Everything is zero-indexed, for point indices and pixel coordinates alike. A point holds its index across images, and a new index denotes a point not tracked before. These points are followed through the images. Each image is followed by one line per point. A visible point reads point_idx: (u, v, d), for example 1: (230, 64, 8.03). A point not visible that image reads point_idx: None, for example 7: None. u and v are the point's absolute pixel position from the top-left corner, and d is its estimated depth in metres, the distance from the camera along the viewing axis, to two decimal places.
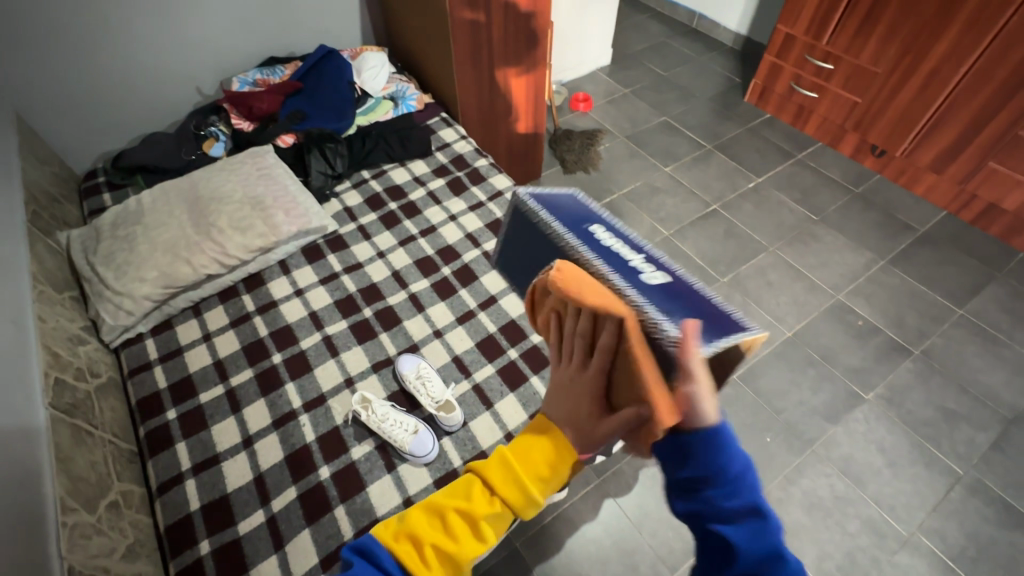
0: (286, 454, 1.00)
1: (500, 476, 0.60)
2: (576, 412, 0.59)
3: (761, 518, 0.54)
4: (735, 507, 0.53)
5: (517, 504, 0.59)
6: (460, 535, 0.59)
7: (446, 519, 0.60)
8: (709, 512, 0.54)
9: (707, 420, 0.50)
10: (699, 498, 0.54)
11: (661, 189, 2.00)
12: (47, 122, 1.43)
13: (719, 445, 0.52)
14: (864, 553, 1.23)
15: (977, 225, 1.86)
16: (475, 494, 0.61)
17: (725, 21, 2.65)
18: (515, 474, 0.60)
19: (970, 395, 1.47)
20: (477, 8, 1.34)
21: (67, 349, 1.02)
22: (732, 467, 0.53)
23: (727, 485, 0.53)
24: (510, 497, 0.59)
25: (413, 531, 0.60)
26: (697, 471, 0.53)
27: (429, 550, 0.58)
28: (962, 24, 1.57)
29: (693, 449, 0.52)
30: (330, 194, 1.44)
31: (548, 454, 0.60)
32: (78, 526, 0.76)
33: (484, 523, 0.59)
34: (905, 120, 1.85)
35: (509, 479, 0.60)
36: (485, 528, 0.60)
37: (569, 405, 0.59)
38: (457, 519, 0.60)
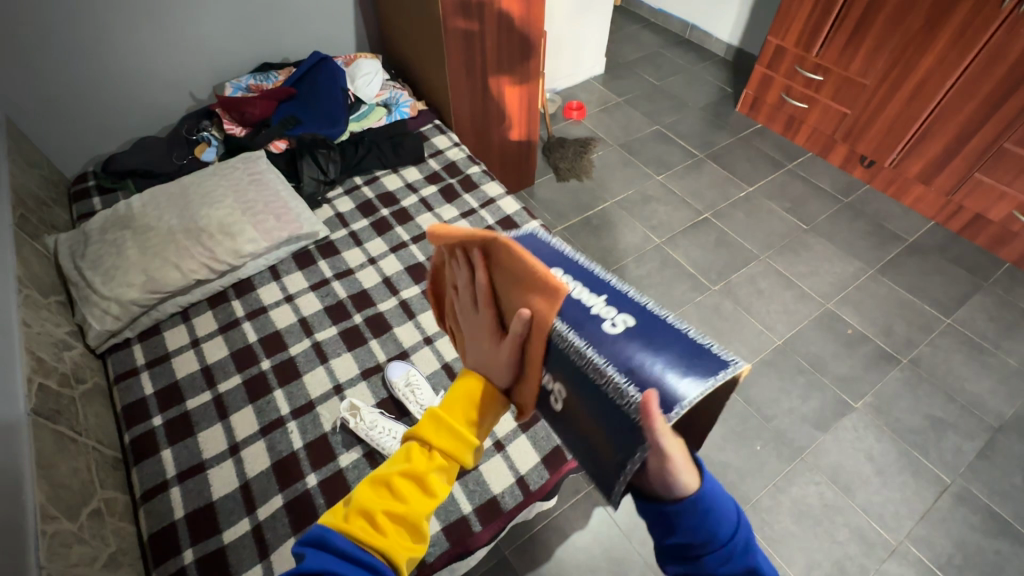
0: (273, 462, 0.99)
1: (436, 434, 0.63)
2: (488, 355, 0.60)
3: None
4: (730, 572, 0.55)
5: (457, 454, 0.62)
6: (409, 496, 0.61)
7: (394, 485, 0.62)
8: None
9: (687, 486, 0.54)
10: (692, 566, 0.56)
11: (654, 198, 2.02)
12: (37, 126, 1.43)
13: (703, 512, 0.55)
14: (852, 562, 1.23)
15: (963, 235, 1.88)
16: (417, 457, 0.63)
17: (718, 32, 2.68)
18: (448, 428, 0.62)
19: (957, 403, 1.49)
20: (471, 16, 1.35)
21: (52, 354, 1.00)
22: (721, 531, 0.55)
23: (717, 551, 0.55)
24: (450, 449, 0.62)
25: (364, 507, 0.61)
26: (687, 540, 0.55)
27: (384, 518, 0.60)
28: (947, 39, 1.60)
29: (679, 521, 0.55)
30: (321, 200, 1.44)
31: (478, 395, 0.62)
32: (58, 535, 0.75)
33: (431, 479, 0.62)
34: (893, 132, 1.87)
35: (445, 434, 0.62)
36: (433, 484, 0.62)
37: (477, 346, 0.60)
38: (404, 484, 0.62)
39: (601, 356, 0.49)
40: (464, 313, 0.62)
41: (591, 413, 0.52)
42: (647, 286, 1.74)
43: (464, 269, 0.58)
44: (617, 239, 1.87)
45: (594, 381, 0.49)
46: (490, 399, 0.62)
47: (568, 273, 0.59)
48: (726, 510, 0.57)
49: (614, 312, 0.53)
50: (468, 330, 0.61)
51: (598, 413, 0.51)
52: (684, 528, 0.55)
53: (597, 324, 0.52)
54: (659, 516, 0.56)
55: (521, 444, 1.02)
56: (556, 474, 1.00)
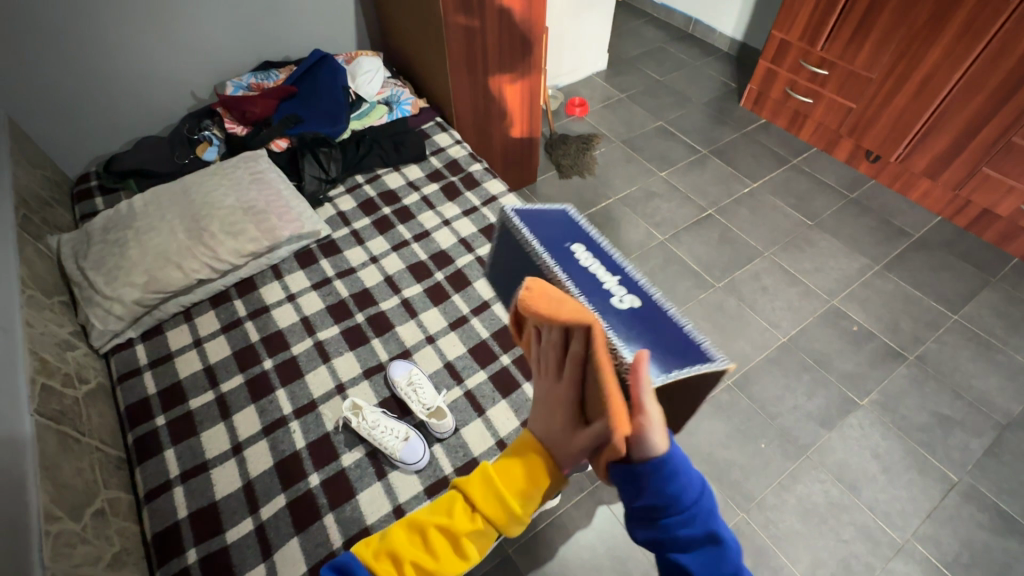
0: (275, 461, 0.99)
1: (481, 494, 0.59)
2: (554, 426, 0.56)
3: (717, 545, 0.55)
4: (692, 535, 0.55)
5: (498, 523, 0.58)
6: (440, 553, 0.59)
7: (428, 537, 0.60)
8: (668, 541, 0.55)
9: (653, 450, 0.52)
10: (657, 529, 0.55)
11: (657, 194, 2.00)
12: (38, 126, 1.43)
13: (668, 475, 0.53)
14: (859, 561, 1.22)
15: (971, 231, 1.87)
16: (457, 512, 0.60)
17: (721, 26, 2.65)
18: (496, 493, 0.58)
19: (965, 400, 1.47)
20: (472, 13, 1.34)
21: (55, 355, 1.00)
22: (685, 494, 0.54)
23: (680, 514, 0.54)
24: (492, 517, 0.58)
25: (393, 550, 0.60)
26: (652, 502, 0.53)
27: (408, 567, 0.58)
28: (955, 32, 1.58)
29: (644, 481, 0.53)
30: (323, 198, 1.44)
31: (533, 465, 0.58)
32: (62, 535, 0.75)
33: (464, 541, 0.59)
34: (900, 126, 1.85)
35: (491, 499, 0.58)
36: (467, 547, 0.59)
37: (544, 419, 0.57)
38: (438, 536, 0.60)
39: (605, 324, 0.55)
40: (546, 373, 0.56)
41: None
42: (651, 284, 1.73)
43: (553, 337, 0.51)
44: (620, 236, 1.87)
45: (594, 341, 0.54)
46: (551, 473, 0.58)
47: (587, 251, 0.65)
48: (693, 476, 0.55)
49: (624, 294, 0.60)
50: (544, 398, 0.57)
51: None
52: (649, 490, 0.53)
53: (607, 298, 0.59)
54: (626, 478, 0.54)
55: None
56: None
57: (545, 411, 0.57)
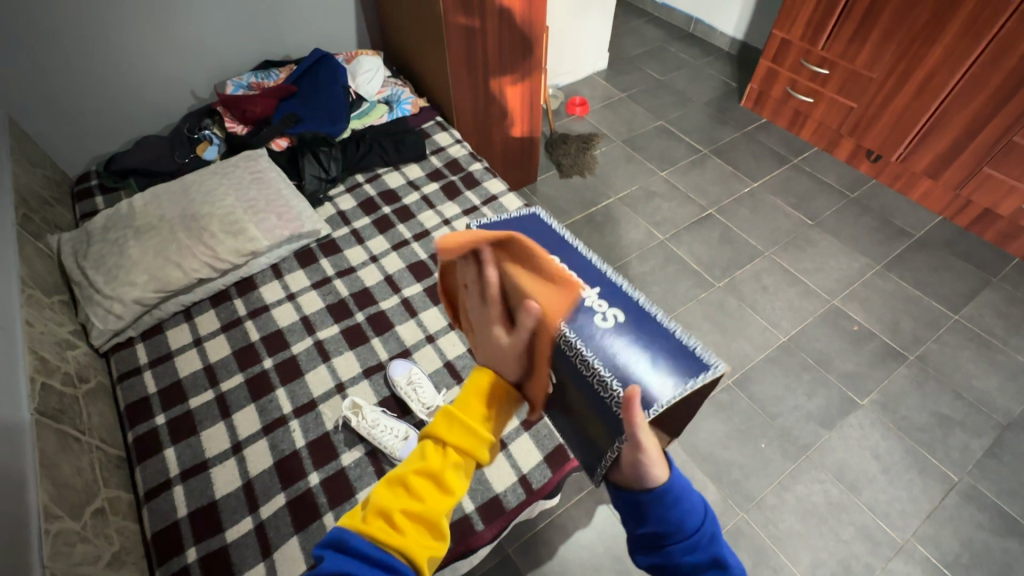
0: (275, 461, 0.99)
1: (449, 431, 0.63)
2: (493, 350, 0.60)
3: (722, 569, 0.58)
4: (696, 561, 0.59)
5: (472, 450, 0.62)
6: (425, 494, 0.61)
7: (410, 483, 0.62)
8: (671, 566, 0.59)
9: (656, 479, 0.58)
10: (660, 556, 0.60)
11: (658, 194, 2.00)
12: (39, 126, 1.43)
13: (670, 502, 0.59)
14: (858, 561, 1.22)
15: (971, 231, 1.86)
16: (431, 455, 0.63)
17: (722, 26, 2.65)
18: (462, 423, 0.62)
19: (965, 401, 1.47)
20: (472, 12, 1.34)
21: (55, 354, 1.00)
22: (687, 521, 0.59)
23: (685, 541, 0.59)
24: (464, 445, 0.62)
25: (380, 507, 0.61)
26: (656, 530, 0.59)
27: (400, 515, 0.60)
28: (956, 31, 1.58)
29: (649, 510, 0.59)
30: (324, 197, 1.44)
31: (488, 390, 0.63)
32: (62, 533, 0.75)
33: (446, 476, 0.62)
34: (902, 125, 1.84)
35: (460, 431, 0.62)
36: (450, 480, 0.62)
37: (486, 346, 0.61)
38: (419, 481, 0.62)
39: (588, 348, 0.52)
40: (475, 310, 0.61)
41: (583, 399, 0.56)
42: (651, 283, 1.73)
43: (472, 266, 0.57)
44: (620, 235, 1.86)
45: (583, 372, 0.53)
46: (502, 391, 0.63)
47: (566, 262, 0.60)
48: (694, 503, 0.60)
49: (605, 307, 0.56)
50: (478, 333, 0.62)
51: (584, 394, 0.55)
52: (653, 518, 0.59)
53: (589, 316, 0.55)
54: (632, 506, 0.60)
55: (524, 442, 1.02)
56: (559, 473, 0.99)
57: (484, 340, 0.61)
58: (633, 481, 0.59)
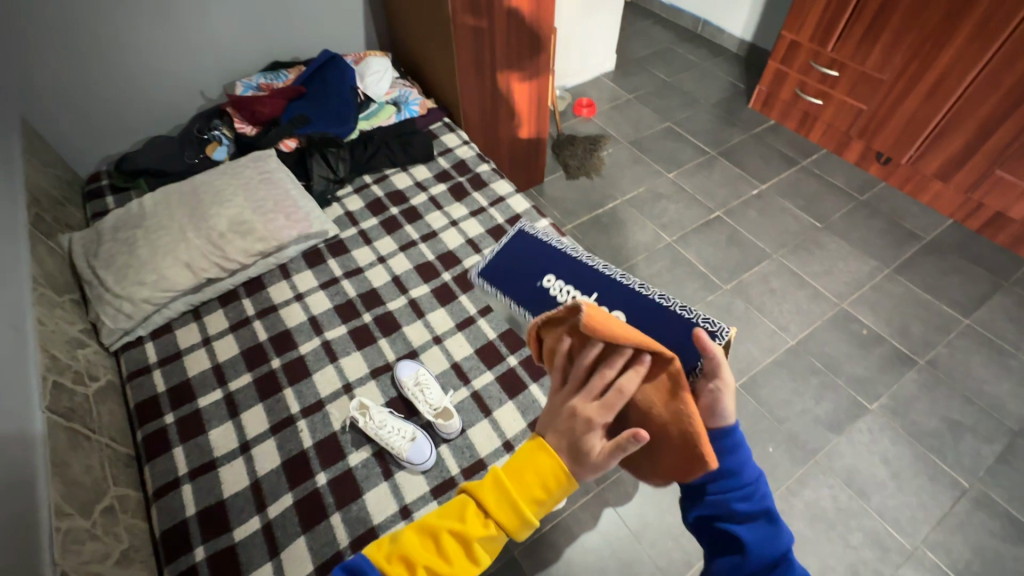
0: (283, 460, 1.00)
1: (494, 499, 0.64)
2: (575, 442, 0.62)
3: (771, 522, 0.66)
4: (749, 510, 0.66)
5: (508, 526, 0.63)
6: (454, 557, 0.62)
7: (441, 542, 0.63)
8: (725, 513, 0.66)
9: (722, 422, 0.68)
10: (716, 502, 0.66)
11: (665, 196, 2.00)
12: (51, 126, 1.44)
13: (729, 450, 0.67)
14: (867, 567, 1.21)
15: (982, 234, 1.85)
16: (469, 517, 0.64)
17: (730, 28, 2.64)
18: (510, 498, 0.63)
19: (976, 406, 1.46)
20: (480, 14, 1.34)
21: (66, 352, 1.01)
22: (743, 471, 0.67)
23: (739, 488, 0.66)
24: (504, 521, 0.63)
25: (407, 554, 0.63)
26: (714, 473, 0.67)
27: (422, 570, 0.62)
28: (968, 33, 1.56)
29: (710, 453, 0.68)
30: (331, 198, 1.44)
31: (540, 467, 0.63)
32: (72, 531, 0.76)
33: (475, 546, 0.63)
34: (912, 127, 1.83)
35: (504, 504, 0.63)
36: (478, 550, 0.63)
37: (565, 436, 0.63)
38: (450, 541, 0.63)
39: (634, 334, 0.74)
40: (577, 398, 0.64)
41: None
42: (658, 285, 1.72)
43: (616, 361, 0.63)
44: (627, 237, 1.86)
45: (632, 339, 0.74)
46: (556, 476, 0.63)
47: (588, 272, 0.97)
48: (750, 462, 0.68)
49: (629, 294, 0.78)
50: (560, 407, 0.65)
51: None
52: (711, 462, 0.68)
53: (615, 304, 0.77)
54: None
55: None
56: None
57: (569, 427, 0.62)
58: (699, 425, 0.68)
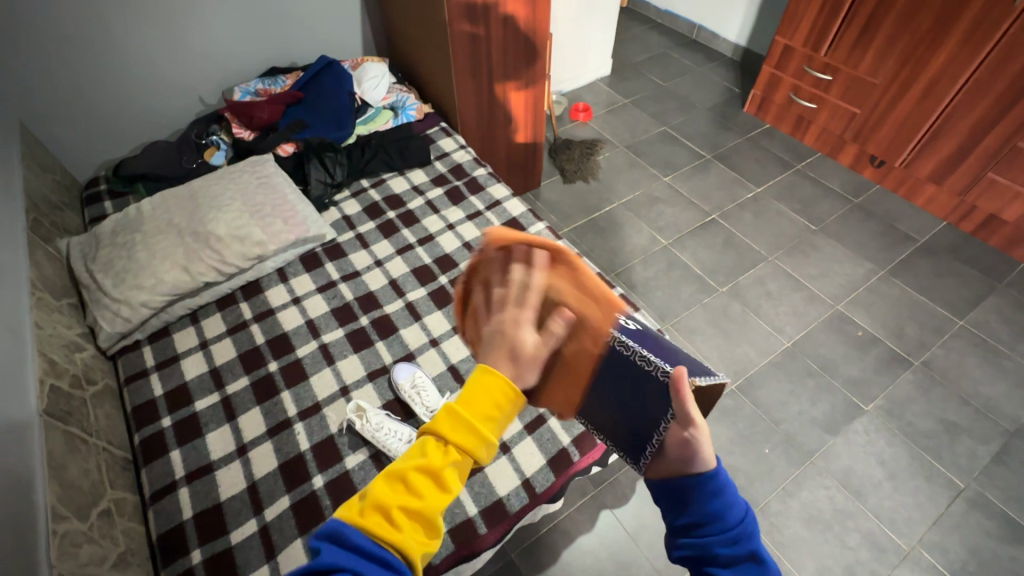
0: (280, 463, 1.00)
1: (450, 427, 0.58)
2: (508, 345, 0.59)
3: (759, 565, 0.59)
4: (732, 554, 0.60)
5: (474, 451, 0.57)
6: (424, 492, 0.57)
7: (409, 481, 0.58)
8: (708, 557, 0.61)
9: (704, 462, 0.64)
10: (696, 545, 0.62)
11: (661, 199, 2.01)
12: (50, 132, 1.45)
13: (712, 490, 0.63)
14: (864, 568, 1.21)
15: (976, 236, 1.86)
16: (431, 453, 0.58)
17: (724, 33, 2.67)
18: (465, 422, 0.57)
19: (972, 407, 1.46)
20: (477, 20, 1.35)
21: (64, 356, 1.02)
22: (728, 512, 0.62)
23: (724, 530, 0.61)
24: (465, 445, 0.57)
25: (378, 501, 0.57)
26: (696, 516, 0.63)
27: (397, 514, 0.56)
28: (959, 37, 1.58)
29: (691, 495, 0.64)
30: (329, 202, 1.45)
31: (490, 385, 0.58)
32: (68, 534, 0.76)
33: (445, 475, 0.57)
34: (905, 131, 1.84)
35: (461, 428, 0.57)
36: (448, 478, 0.57)
37: (499, 348, 0.59)
38: (418, 479, 0.58)
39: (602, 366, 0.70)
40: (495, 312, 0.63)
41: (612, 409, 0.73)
42: (655, 288, 1.73)
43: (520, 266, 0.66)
44: (624, 240, 1.87)
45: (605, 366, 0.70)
46: (508, 396, 0.58)
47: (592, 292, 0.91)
48: (738, 501, 0.63)
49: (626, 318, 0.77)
50: (489, 326, 0.62)
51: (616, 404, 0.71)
52: (694, 503, 0.64)
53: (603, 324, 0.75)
54: (677, 494, 0.66)
55: (526, 445, 1.01)
56: (561, 477, 0.99)
57: (502, 336, 0.60)
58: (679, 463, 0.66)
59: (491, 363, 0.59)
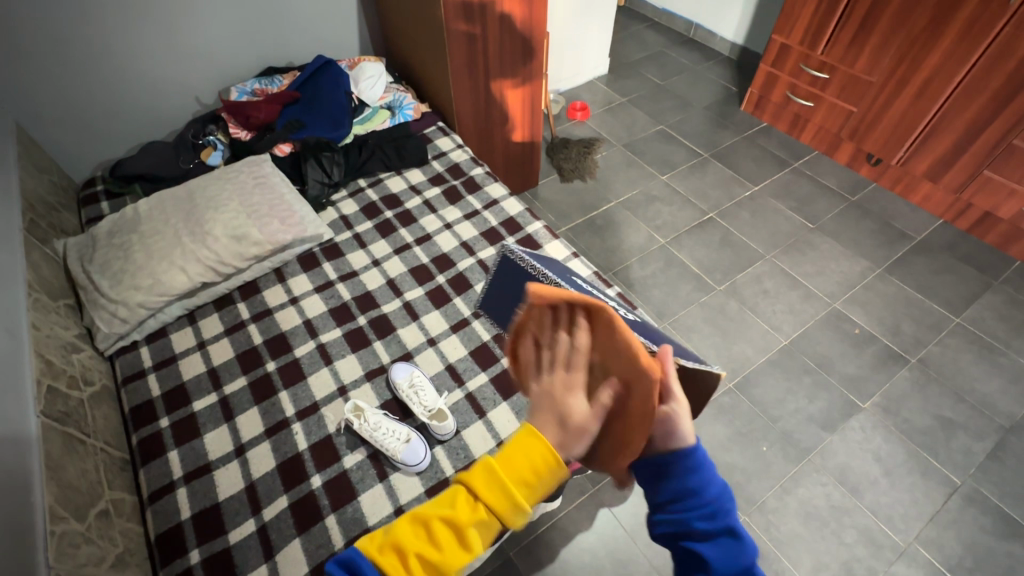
0: (278, 463, 1.00)
1: (483, 484, 0.56)
2: (561, 423, 0.56)
3: (736, 539, 0.60)
4: (711, 529, 0.61)
5: (503, 513, 0.55)
6: (445, 545, 0.56)
7: (432, 529, 0.57)
8: (686, 532, 0.61)
9: (682, 441, 0.62)
10: (676, 520, 0.62)
11: (658, 198, 2.01)
12: (46, 132, 1.45)
13: (692, 468, 0.62)
14: (860, 564, 1.22)
15: (972, 234, 1.87)
16: (460, 505, 0.57)
17: (721, 31, 2.67)
18: (500, 483, 0.55)
19: (968, 404, 1.47)
20: (473, 20, 1.36)
21: (61, 356, 1.02)
22: (706, 490, 0.62)
23: (703, 506, 0.61)
24: (495, 507, 0.55)
25: (398, 543, 0.57)
26: (674, 493, 0.62)
27: (413, 560, 0.56)
28: (954, 36, 1.59)
29: (669, 473, 0.63)
30: (326, 202, 1.45)
31: (532, 454, 0.56)
32: (66, 535, 0.76)
33: (469, 535, 0.56)
34: (901, 129, 1.85)
35: (495, 489, 0.56)
36: (472, 539, 0.56)
37: (549, 421, 0.57)
38: (441, 529, 0.57)
39: None
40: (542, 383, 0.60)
41: None
42: (653, 286, 1.74)
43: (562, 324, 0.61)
44: (621, 239, 1.87)
45: None
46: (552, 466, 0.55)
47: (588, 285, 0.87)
48: (715, 476, 0.63)
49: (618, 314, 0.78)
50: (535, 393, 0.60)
51: None
52: (674, 481, 0.63)
53: None
54: (655, 470, 0.64)
55: None
56: None
57: (550, 409, 0.57)
58: (657, 441, 0.64)
59: (537, 428, 0.57)
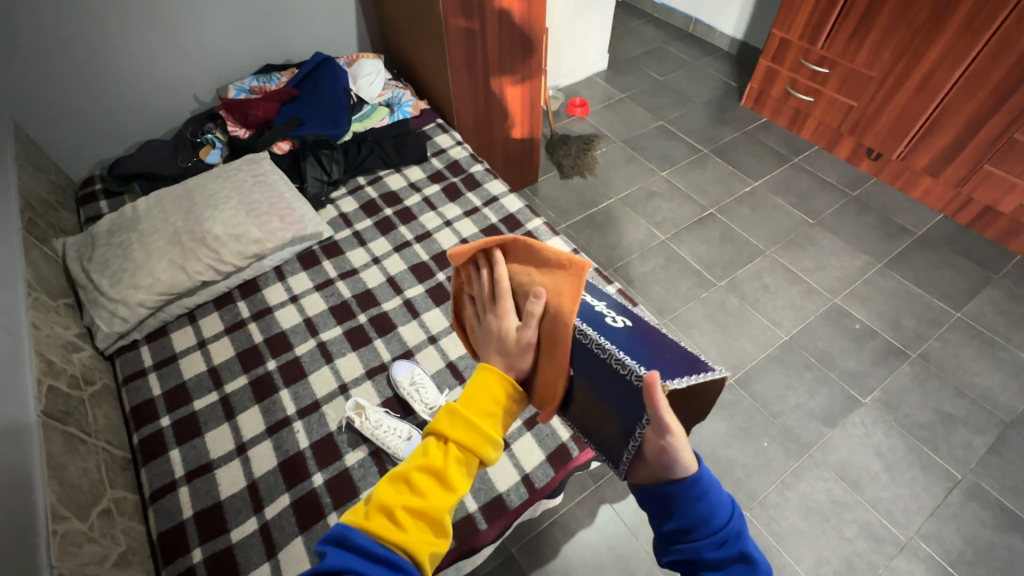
0: (279, 461, 1.00)
1: (452, 427, 0.61)
2: (503, 348, 0.64)
3: (750, 565, 0.59)
4: (721, 556, 0.59)
5: (476, 447, 0.60)
6: (429, 491, 0.59)
7: (413, 481, 0.60)
8: (697, 562, 0.60)
9: (684, 469, 0.60)
10: (685, 550, 0.60)
11: (658, 194, 2.01)
12: (44, 131, 1.44)
13: (697, 495, 0.60)
14: (861, 558, 1.22)
15: (973, 228, 1.86)
16: (433, 452, 0.61)
17: (720, 26, 2.66)
18: (466, 420, 0.61)
19: (968, 398, 1.47)
20: (472, 16, 1.35)
21: (62, 356, 1.02)
22: (713, 516, 0.60)
23: (712, 534, 0.59)
24: (468, 444, 0.60)
25: (383, 503, 0.58)
26: (683, 523, 0.60)
27: (402, 513, 0.57)
28: (955, 29, 1.58)
29: (676, 503, 0.61)
30: (326, 200, 1.45)
31: (489, 386, 0.63)
32: (69, 534, 0.76)
33: (449, 477, 0.59)
34: (902, 123, 1.84)
35: (464, 428, 0.61)
36: (454, 478, 0.60)
37: (494, 352, 0.65)
38: (422, 479, 0.60)
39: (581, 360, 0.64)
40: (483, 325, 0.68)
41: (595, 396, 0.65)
42: (653, 283, 1.73)
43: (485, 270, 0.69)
44: (621, 235, 1.87)
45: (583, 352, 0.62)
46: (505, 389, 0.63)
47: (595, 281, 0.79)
48: (720, 498, 0.61)
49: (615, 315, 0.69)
50: (481, 331, 0.68)
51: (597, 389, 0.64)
52: (680, 510, 0.61)
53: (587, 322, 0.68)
54: (661, 500, 0.62)
55: (526, 441, 1.02)
56: (560, 472, 1.00)
57: (494, 342, 0.65)
58: (660, 471, 0.62)
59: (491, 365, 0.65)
